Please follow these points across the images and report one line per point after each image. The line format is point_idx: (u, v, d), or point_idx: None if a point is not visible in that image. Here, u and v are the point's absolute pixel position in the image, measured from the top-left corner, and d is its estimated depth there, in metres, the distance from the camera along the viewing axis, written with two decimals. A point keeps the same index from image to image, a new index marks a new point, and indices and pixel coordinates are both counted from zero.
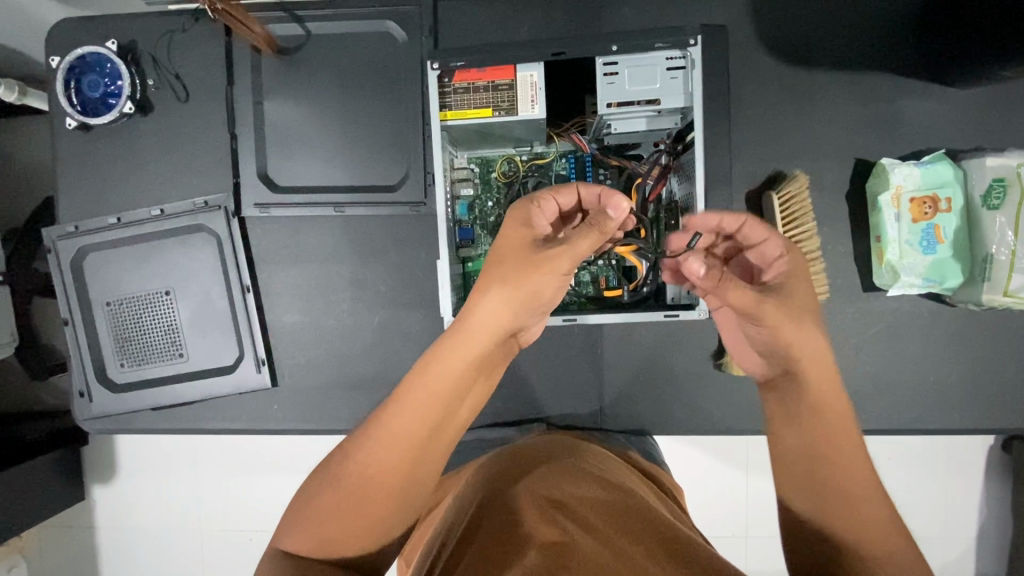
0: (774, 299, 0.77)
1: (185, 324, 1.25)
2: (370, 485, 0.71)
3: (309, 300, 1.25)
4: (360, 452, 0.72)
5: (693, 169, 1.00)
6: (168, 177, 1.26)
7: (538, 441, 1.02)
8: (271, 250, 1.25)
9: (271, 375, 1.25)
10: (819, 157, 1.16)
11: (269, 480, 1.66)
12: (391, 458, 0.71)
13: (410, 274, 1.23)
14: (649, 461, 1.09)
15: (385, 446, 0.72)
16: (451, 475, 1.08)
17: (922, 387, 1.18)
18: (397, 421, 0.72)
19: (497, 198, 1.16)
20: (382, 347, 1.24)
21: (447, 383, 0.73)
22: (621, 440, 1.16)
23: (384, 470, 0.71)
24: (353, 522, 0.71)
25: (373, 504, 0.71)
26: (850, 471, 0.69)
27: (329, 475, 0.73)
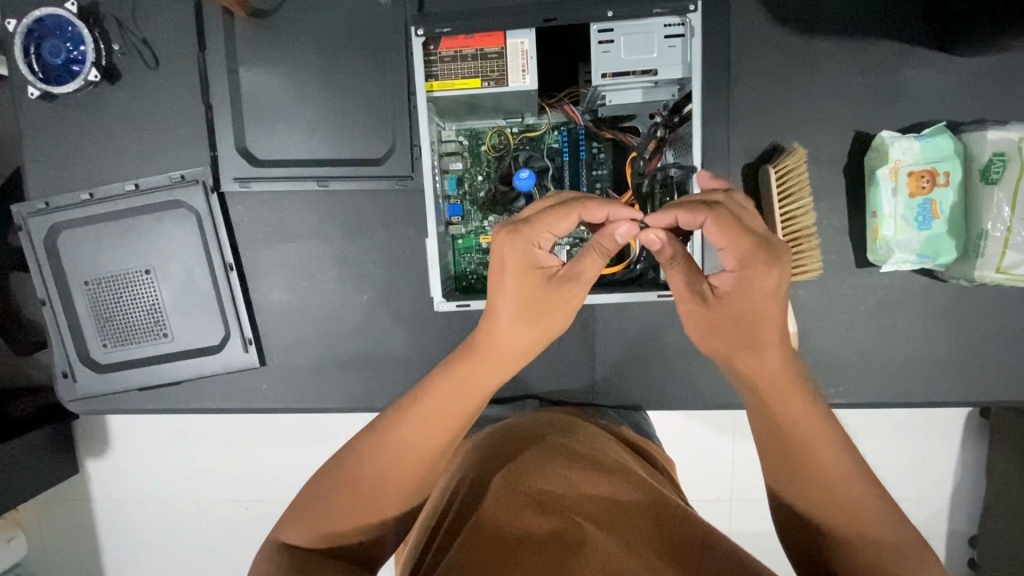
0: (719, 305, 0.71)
1: (168, 304, 1.22)
2: (381, 488, 0.73)
3: (295, 278, 1.22)
4: (372, 455, 0.74)
5: (690, 142, 0.96)
6: (141, 150, 1.20)
7: (533, 420, 1.00)
8: (254, 227, 1.21)
9: (259, 354, 1.23)
10: (818, 130, 1.13)
11: (261, 458, 1.67)
12: (406, 460, 0.74)
13: (399, 251, 1.20)
14: (642, 437, 1.10)
15: (402, 447, 0.74)
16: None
17: (910, 361, 1.20)
18: (417, 436, 0.74)
19: (487, 172, 1.12)
20: (371, 325, 1.22)
21: (470, 397, 0.76)
22: (614, 417, 1.15)
23: (398, 476, 0.73)
24: (360, 513, 0.73)
25: (385, 499, 0.73)
26: (819, 467, 0.68)
27: (337, 478, 0.74)
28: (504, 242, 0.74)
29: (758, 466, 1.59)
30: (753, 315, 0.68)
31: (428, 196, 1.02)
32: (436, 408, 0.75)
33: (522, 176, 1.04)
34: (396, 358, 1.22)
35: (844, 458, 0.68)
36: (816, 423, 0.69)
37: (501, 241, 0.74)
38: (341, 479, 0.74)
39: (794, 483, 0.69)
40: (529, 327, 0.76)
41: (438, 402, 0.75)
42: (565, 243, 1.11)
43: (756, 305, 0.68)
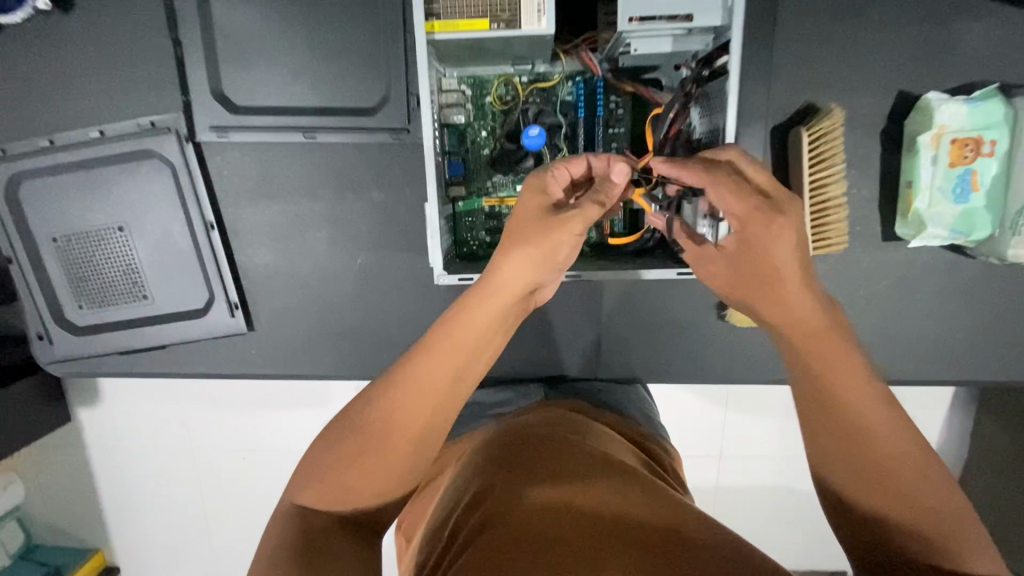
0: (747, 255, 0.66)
1: (146, 263, 1.13)
2: (388, 428, 0.70)
3: (281, 239, 1.13)
4: (381, 404, 0.71)
5: (723, 101, 0.85)
6: (104, 91, 1.07)
7: (548, 408, 0.94)
8: (235, 182, 1.10)
9: (246, 319, 1.16)
10: (857, 89, 1.03)
11: (248, 430, 1.55)
12: (415, 408, 0.70)
13: (395, 213, 1.11)
14: (651, 425, 1.01)
15: (410, 395, 0.71)
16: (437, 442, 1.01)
17: (925, 340, 1.15)
18: (424, 371, 0.72)
19: (492, 127, 1.02)
20: (365, 290, 1.15)
21: (476, 325, 0.74)
22: (617, 399, 1.08)
23: (406, 415, 0.70)
24: (368, 461, 0.69)
25: (393, 441, 0.70)
26: (863, 425, 0.58)
27: (345, 432, 0.71)
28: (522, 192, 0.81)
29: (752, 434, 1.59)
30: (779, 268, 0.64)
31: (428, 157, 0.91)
32: (445, 355, 0.72)
33: (533, 132, 0.95)
34: (391, 326, 1.16)
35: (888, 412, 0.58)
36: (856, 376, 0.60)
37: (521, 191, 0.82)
38: (349, 432, 0.71)
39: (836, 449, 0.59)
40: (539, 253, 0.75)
41: (445, 348, 0.72)
42: None
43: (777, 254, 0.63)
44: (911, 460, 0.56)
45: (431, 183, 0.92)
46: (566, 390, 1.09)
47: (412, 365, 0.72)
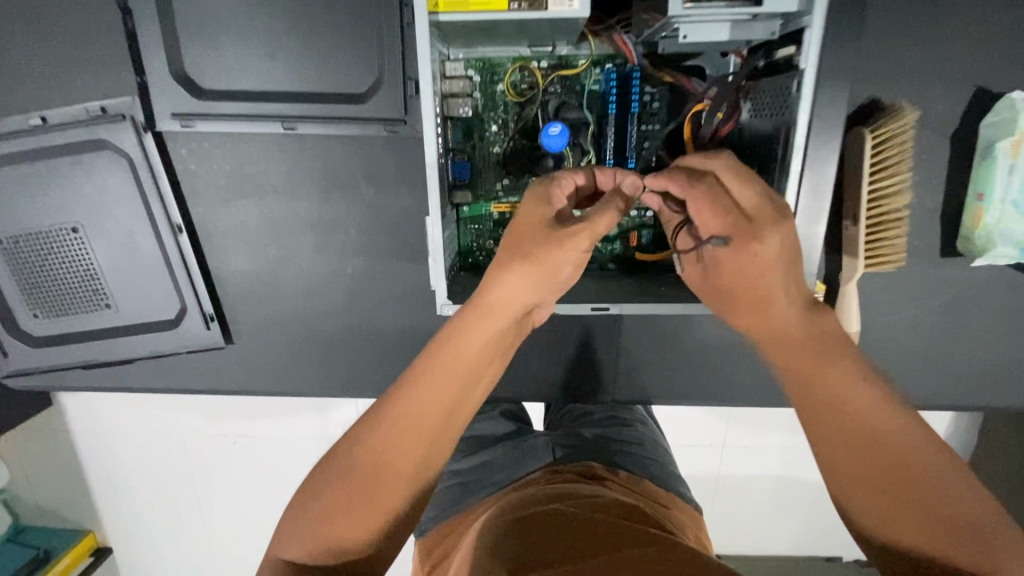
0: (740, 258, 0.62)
1: (106, 269, 0.99)
2: (377, 469, 0.59)
3: (261, 244, 1.00)
4: (376, 438, 0.60)
5: (787, 105, 0.70)
6: (50, 68, 0.91)
7: (572, 462, 0.90)
8: (205, 179, 0.96)
9: (224, 331, 1.04)
10: (924, 85, 0.89)
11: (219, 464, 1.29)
12: (416, 439, 0.60)
13: (389, 217, 0.97)
14: (670, 495, 0.90)
15: (409, 424, 0.60)
16: (442, 519, 0.90)
17: (988, 371, 1.01)
18: (417, 403, 0.61)
19: (504, 121, 0.86)
20: (357, 303, 1.02)
21: (471, 346, 0.63)
22: (637, 457, 0.97)
23: (398, 455, 0.60)
24: (355, 513, 0.58)
25: (383, 486, 0.59)
26: (848, 405, 0.56)
27: (334, 475, 0.59)
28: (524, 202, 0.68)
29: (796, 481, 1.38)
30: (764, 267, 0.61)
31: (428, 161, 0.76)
32: (450, 373, 0.62)
33: (554, 131, 0.80)
34: (386, 343, 1.04)
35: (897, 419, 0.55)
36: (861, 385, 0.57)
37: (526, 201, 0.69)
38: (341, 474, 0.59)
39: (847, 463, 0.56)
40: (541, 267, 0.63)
41: (449, 367, 0.62)
42: None
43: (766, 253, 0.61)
44: (907, 436, 0.54)
45: (432, 196, 0.77)
46: (581, 444, 0.98)
47: (410, 389, 0.61)
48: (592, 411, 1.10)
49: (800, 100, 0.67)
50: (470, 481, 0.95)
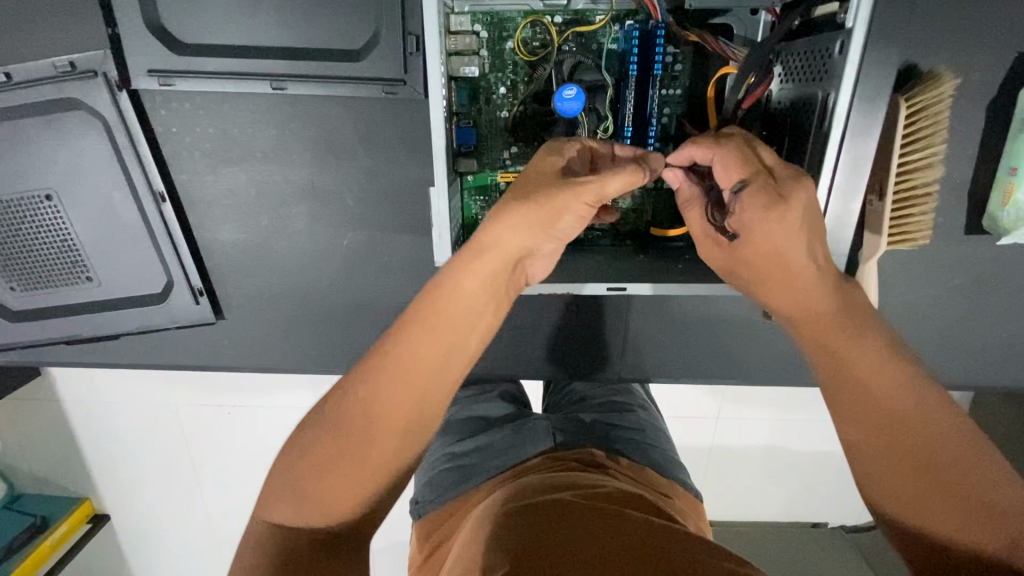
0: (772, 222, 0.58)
1: (86, 239, 0.93)
2: (366, 425, 0.56)
3: (252, 214, 0.93)
4: (363, 390, 0.57)
5: (834, 69, 0.63)
6: (9, 18, 0.83)
7: (572, 450, 0.88)
8: (187, 142, 0.89)
9: (214, 306, 0.99)
10: (960, 49, 0.84)
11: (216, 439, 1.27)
12: (405, 390, 0.56)
13: (387, 187, 0.91)
14: (673, 485, 0.88)
15: (398, 379, 0.57)
16: (441, 502, 0.89)
17: (1005, 349, 0.99)
18: (410, 353, 0.57)
19: (513, 83, 0.79)
20: (354, 277, 0.97)
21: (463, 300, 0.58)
22: (639, 443, 0.95)
23: (387, 411, 0.56)
24: (340, 473, 0.56)
25: (368, 444, 0.56)
26: (871, 385, 0.57)
27: (321, 430, 0.58)
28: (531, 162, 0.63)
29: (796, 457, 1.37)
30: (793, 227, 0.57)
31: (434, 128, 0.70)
32: (442, 331, 0.57)
33: (569, 95, 0.74)
34: (385, 319, 0.99)
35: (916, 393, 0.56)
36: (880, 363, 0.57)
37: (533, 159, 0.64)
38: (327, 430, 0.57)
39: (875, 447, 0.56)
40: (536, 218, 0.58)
41: (439, 320, 0.57)
42: None
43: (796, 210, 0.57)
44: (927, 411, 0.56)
45: (438, 167, 0.71)
46: (582, 430, 0.95)
47: (399, 344, 0.57)
48: (590, 396, 1.09)
49: (843, 63, 0.62)
50: (469, 465, 0.93)
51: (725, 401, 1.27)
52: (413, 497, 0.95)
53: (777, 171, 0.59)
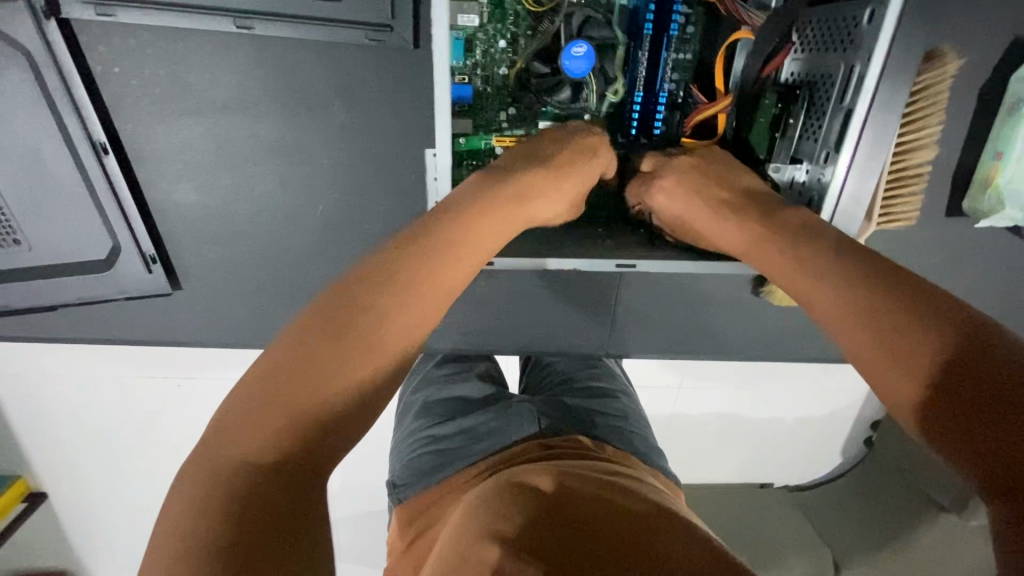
0: (686, 179, 0.70)
1: (11, 195, 0.80)
2: (391, 309, 0.47)
3: (213, 172, 0.83)
4: (291, 361, 0.42)
5: (870, 37, 0.59)
6: None
7: (561, 437, 0.84)
8: (133, 86, 0.77)
9: (169, 276, 0.89)
10: (958, 30, 0.84)
11: (173, 436, 1.10)
12: (414, 291, 0.49)
13: (368, 148, 0.83)
14: (655, 470, 0.87)
15: (388, 311, 0.46)
16: (423, 487, 0.85)
17: None
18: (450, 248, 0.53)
19: (515, 36, 0.71)
20: (328, 246, 0.89)
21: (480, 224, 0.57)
22: (621, 430, 0.91)
23: (409, 305, 0.48)
24: (351, 357, 0.43)
25: (395, 326, 0.46)
26: (816, 279, 0.54)
27: (223, 425, 0.40)
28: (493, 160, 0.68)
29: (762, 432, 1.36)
30: (705, 178, 0.69)
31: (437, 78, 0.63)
32: (411, 301, 0.47)
33: (580, 52, 0.68)
34: None
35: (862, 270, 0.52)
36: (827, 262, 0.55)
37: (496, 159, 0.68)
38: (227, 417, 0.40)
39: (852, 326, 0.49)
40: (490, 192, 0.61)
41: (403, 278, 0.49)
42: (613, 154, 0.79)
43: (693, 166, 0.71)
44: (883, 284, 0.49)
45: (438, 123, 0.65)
46: (564, 413, 0.92)
47: (378, 280, 0.48)
48: (571, 375, 1.02)
49: (878, 33, 0.58)
50: (450, 449, 0.89)
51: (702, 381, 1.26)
52: (392, 478, 0.91)
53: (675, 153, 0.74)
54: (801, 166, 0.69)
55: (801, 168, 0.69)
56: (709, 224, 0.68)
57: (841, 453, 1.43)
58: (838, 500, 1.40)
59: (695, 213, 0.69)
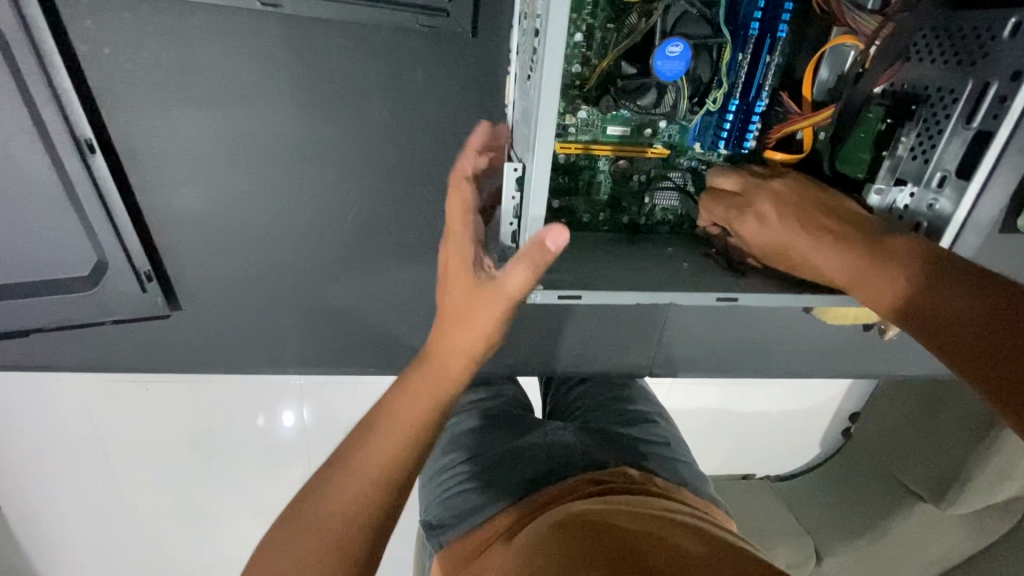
0: (776, 205, 0.62)
1: None
2: (397, 414, 0.58)
3: (222, 175, 0.71)
4: (392, 404, 0.58)
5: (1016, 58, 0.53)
6: None
7: (607, 470, 0.74)
8: (128, 71, 0.64)
9: (167, 295, 0.77)
10: None
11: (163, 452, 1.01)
12: (416, 400, 0.58)
13: (408, 152, 0.72)
14: (715, 508, 0.77)
15: (393, 414, 0.58)
16: (465, 529, 0.73)
17: None
18: (454, 341, 0.59)
19: (594, 29, 0.62)
20: (354, 260, 0.79)
21: (468, 327, 0.59)
22: (666, 458, 0.84)
23: (408, 409, 0.58)
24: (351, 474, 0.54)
25: (410, 406, 0.58)
26: (939, 316, 0.51)
27: (338, 461, 0.56)
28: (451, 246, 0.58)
29: (775, 437, 1.28)
30: (794, 203, 0.62)
31: (546, 85, 0.47)
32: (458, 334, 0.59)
33: (679, 54, 0.59)
34: (391, 310, 0.83)
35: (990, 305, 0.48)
36: (948, 295, 0.51)
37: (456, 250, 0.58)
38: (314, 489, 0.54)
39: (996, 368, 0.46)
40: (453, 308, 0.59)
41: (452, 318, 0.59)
42: (686, 165, 0.72)
43: (782, 189, 0.63)
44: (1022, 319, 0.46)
45: (539, 143, 0.50)
46: (604, 441, 0.84)
47: (386, 402, 0.59)
48: (600, 399, 0.95)
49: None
50: (491, 487, 0.78)
51: (727, 390, 1.18)
52: (427, 520, 0.80)
53: (759, 174, 0.66)
54: (906, 189, 0.62)
55: (906, 191, 0.62)
56: (808, 251, 0.60)
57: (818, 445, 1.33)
58: (820, 491, 1.31)
59: (788, 241, 0.61)
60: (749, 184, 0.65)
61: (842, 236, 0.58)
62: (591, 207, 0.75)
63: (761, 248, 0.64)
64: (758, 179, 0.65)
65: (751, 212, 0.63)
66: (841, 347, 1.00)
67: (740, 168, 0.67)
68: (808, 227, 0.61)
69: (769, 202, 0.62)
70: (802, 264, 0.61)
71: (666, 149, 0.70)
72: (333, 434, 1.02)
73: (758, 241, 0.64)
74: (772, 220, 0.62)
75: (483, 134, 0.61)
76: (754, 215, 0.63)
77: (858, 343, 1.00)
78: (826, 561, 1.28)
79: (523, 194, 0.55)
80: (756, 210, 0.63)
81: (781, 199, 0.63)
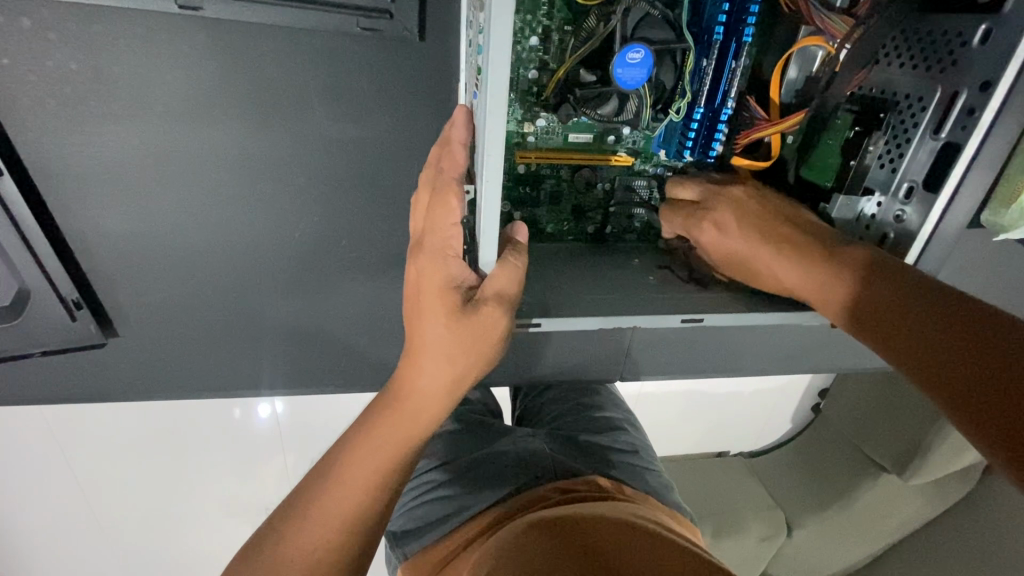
0: (736, 214, 0.60)
1: None
2: (352, 452, 0.54)
3: (151, 193, 0.65)
4: (348, 445, 0.55)
5: (985, 69, 0.51)
6: None
7: (576, 478, 0.70)
8: (32, 84, 0.57)
9: (102, 322, 0.72)
10: None
11: (119, 471, 0.98)
12: (372, 437, 0.54)
13: (357, 165, 0.67)
14: (687, 523, 0.74)
15: (347, 451, 0.54)
16: (427, 540, 0.69)
17: None
18: (418, 376, 0.54)
19: (549, 31, 0.57)
20: (304, 279, 0.74)
21: (421, 356, 0.53)
22: (635, 467, 0.80)
23: (360, 445, 0.54)
24: (309, 517, 0.52)
25: (363, 443, 0.54)
26: (894, 332, 0.48)
27: (310, 485, 0.54)
28: (410, 267, 0.54)
29: (743, 422, 1.29)
30: (755, 211, 0.60)
31: (490, 111, 0.43)
32: (415, 371, 0.54)
33: (638, 62, 0.55)
34: (347, 329, 0.78)
35: (947, 321, 0.45)
36: (907, 308, 0.48)
37: (415, 269, 0.53)
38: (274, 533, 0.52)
39: (950, 381, 0.43)
40: (411, 332, 0.55)
41: (411, 349, 0.55)
42: (652, 171, 0.69)
43: (744, 198, 0.61)
44: (978, 337, 0.43)
45: (487, 170, 0.46)
46: (573, 450, 0.81)
47: (344, 437, 0.56)
48: (568, 405, 0.92)
49: (1002, 53, 0.49)
50: (459, 495, 0.72)
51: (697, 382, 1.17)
52: (391, 528, 0.74)
53: (722, 181, 0.63)
54: (873, 199, 0.60)
55: (874, 201, 0.60)
56: (769, 261, 0.58)
57: (790, 420, 1.33)
58: (790, 464, 1.32)
59: (749, 250, 0.59)
60: (711, 192, 0.62)
61: (801, 244, 0.56)
62: (555, 218, 0.71)
63: (721, 258, 0.62)
64: (719, 187, 0.63)
65: (710, 222, 0.61)
66: (824, 343, 0.97)
67: (706, 176, 0.65)
68: (771, 237, 0.58)
69: (728, 211, 0.60)
70: (766, 274, 0.59)
71: (631, 156, 0.67)
72: (300, 446, 1.00)
73: (718, 251, 0.62)
74: (732, 229, 0.60)
75: (465, 127, 0.53)
76: (714, 225, 0.61)
77: (837, 336, 0.96)
78: (796, 533, 1.27)
79: (477, 219, 0.52)
80: (715, 219, 0.60)
81: (742, 209, 0.60)
